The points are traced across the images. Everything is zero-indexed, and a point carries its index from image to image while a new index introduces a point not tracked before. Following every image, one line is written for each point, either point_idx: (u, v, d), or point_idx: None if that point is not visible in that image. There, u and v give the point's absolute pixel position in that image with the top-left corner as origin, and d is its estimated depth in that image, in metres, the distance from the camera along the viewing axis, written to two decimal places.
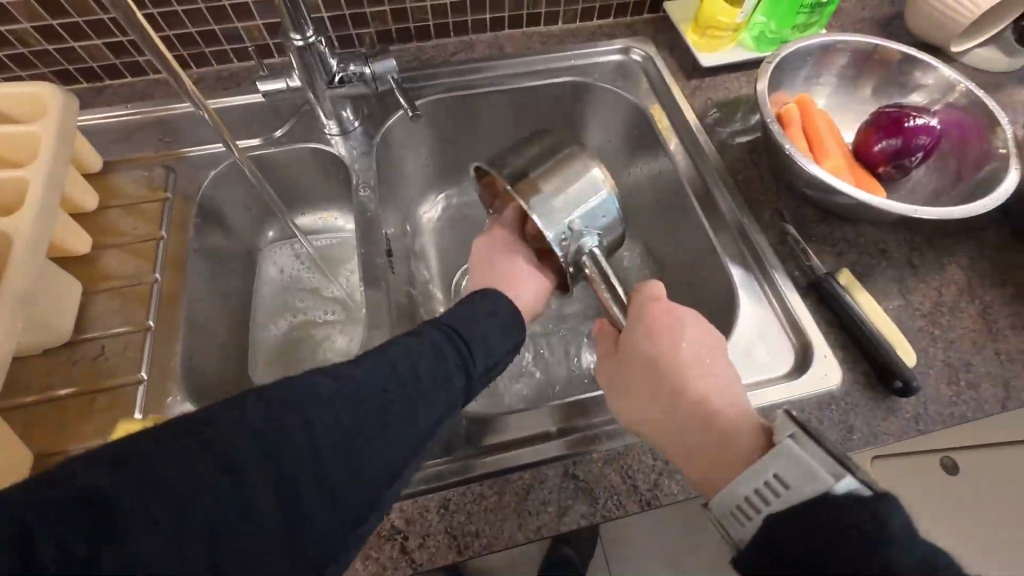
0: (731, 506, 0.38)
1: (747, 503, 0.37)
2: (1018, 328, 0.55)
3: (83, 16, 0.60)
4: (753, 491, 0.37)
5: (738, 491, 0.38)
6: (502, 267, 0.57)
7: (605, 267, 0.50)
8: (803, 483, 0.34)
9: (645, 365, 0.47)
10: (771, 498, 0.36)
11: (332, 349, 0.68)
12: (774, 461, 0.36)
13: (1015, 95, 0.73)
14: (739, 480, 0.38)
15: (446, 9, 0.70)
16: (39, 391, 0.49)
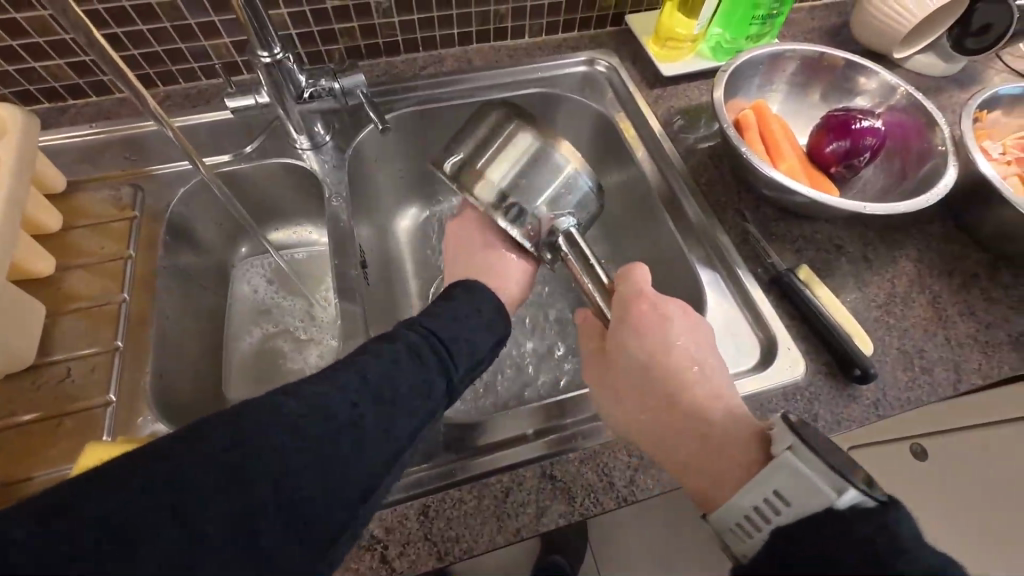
0: (734, 520, 0.39)
1: (749, 520, 0.38)
2: (965, 315, 0.58)
3: (44, 37, 0.59)
4: (755, 506, 0.38)
5: (740, 506, 0.39)
6: (487, 261, 0.57)
7: (582, 246, 0.50)
8: (805, 496, 0.35)
9: (640, 351, 0.46)
10: (771, 512, 0.37)
11: (310, 363, 0.68)
12: (775, 478, 0.37)
13: (953, 97, 0.78)
14: (740, 493, 0.39)
15: (414, 25, 0.72)
16: (1, 418, 0.48)
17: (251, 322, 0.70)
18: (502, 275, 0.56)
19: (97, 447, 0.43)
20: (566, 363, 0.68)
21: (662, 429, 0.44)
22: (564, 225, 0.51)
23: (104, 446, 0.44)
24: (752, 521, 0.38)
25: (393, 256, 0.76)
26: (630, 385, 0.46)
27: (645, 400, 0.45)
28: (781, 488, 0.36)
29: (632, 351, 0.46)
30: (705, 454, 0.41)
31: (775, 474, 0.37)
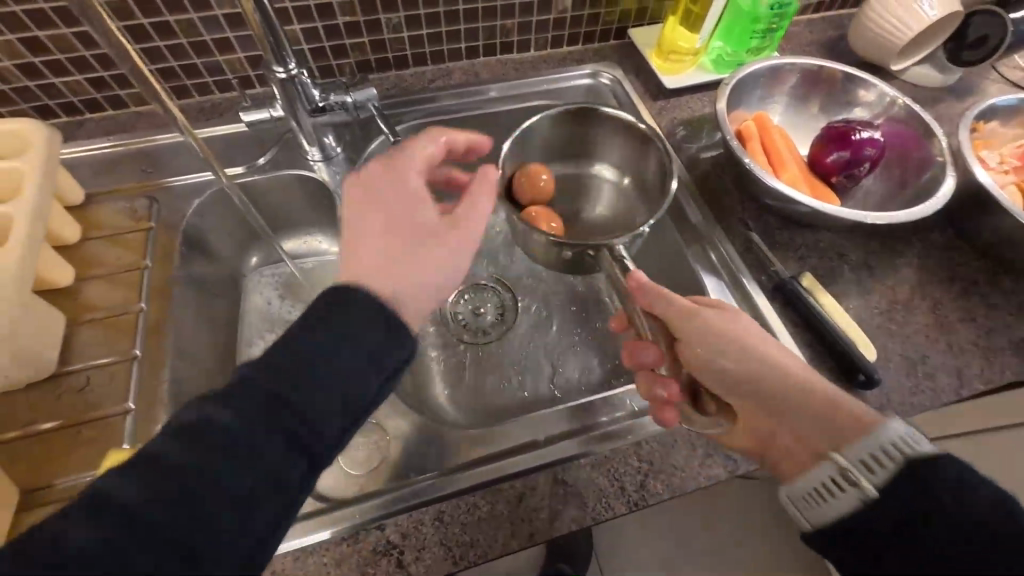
0: (827, 475, 0.38)
1: (835, 480, 0.38)
2: (966, 321, 0.59)
3: (65, 53, 0.61)
4: (862, 461, 0.37)
5: (843, 459, 0.37)
6: (400, 253, 0.40)
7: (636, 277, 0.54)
8: (912, 456, 0.35)
9: (733, 318, 0.47)
10: (885, 472, 0.36)
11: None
12: (878, 438, 0.37)
13: (949, 108, 0.80)
14: (846, 449, 0.38)
15: (423, 40, 0.74)
16: (23, 426, 0.49)
17: (262, 330, 0.71)
18: (429, 253, 0.41)
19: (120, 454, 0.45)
20: (574, 370, 0.69)
21: (760, 397, 0.44)
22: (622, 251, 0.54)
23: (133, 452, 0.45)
24: (853, 478, 0.37)
25: None
26: (717, 355, 0.45)
27: (733, 368, 0.45)
28: (898, 442, 0.36)
29: (724, 317, 0.47)
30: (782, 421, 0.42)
31: (888, 429, 0.37)
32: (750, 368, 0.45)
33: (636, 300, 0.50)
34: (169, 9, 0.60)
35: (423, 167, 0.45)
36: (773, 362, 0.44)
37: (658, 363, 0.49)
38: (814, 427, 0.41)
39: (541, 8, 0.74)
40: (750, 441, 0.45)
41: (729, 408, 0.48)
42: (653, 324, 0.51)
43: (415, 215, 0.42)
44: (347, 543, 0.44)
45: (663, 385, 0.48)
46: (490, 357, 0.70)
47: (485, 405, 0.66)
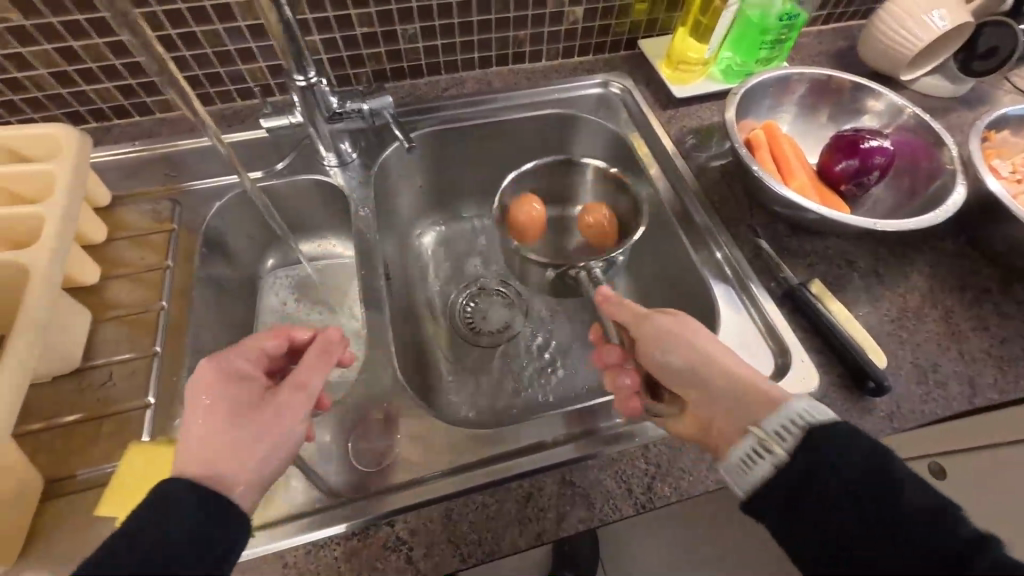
0: (748, 447, 0.39)
1: (750, 453, 0.38)
2: (979, 330, 0.59)
3: (97, 62, 0.64)
4: (774, 431, 0.38)
5: (759, 430, 0.38)
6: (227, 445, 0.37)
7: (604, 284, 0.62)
8: (813, 422, 0.37)
9: (681, 316, 0.48)
10: (792, 439, 0.37)
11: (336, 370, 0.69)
12: (785, 409, 0.39)
13: (960, 118, 0.80)
14: (761, 422, 0.39)
15: (437, 50, 0.76)
16: (46, 419, 0.50)
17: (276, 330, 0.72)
18: (255, 426, 0.39)
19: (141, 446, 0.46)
20: (582, 374, 0.69)
21: (698, 384, 0.43)
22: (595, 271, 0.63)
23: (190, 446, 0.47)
24: (768, 446, 0.38)
25: (414, 271, 0.79)
26: (660, 349, 0.46)
27: (675, 358, 0.45)
28: (799, 416, 0.38)
29: (669, 315, 0.48)
30: (723, 414, 0.42)
31: (791, 403, 0.39)
32: (691, 356, 0.44)
33: (604, 310, 0.52)
34: (195, 20, 0.62)
35: (257, 353, 0.46)
36: (706, 350, 0.44)
37: (624, 361, 0.50)
38: (736, 409, 0.41)
39: (553, 20, 0.76)
40: (691, 428, 0.44)
41: (682, 400, 0.47)
42: (621, 333, 0.53)
43: (241, 395, 0.41)
44: (357, 538, 0.45)
45: (625, 375, 0.49)
46: (500, 361, 0.71)
47: (493, 407, 0.67)
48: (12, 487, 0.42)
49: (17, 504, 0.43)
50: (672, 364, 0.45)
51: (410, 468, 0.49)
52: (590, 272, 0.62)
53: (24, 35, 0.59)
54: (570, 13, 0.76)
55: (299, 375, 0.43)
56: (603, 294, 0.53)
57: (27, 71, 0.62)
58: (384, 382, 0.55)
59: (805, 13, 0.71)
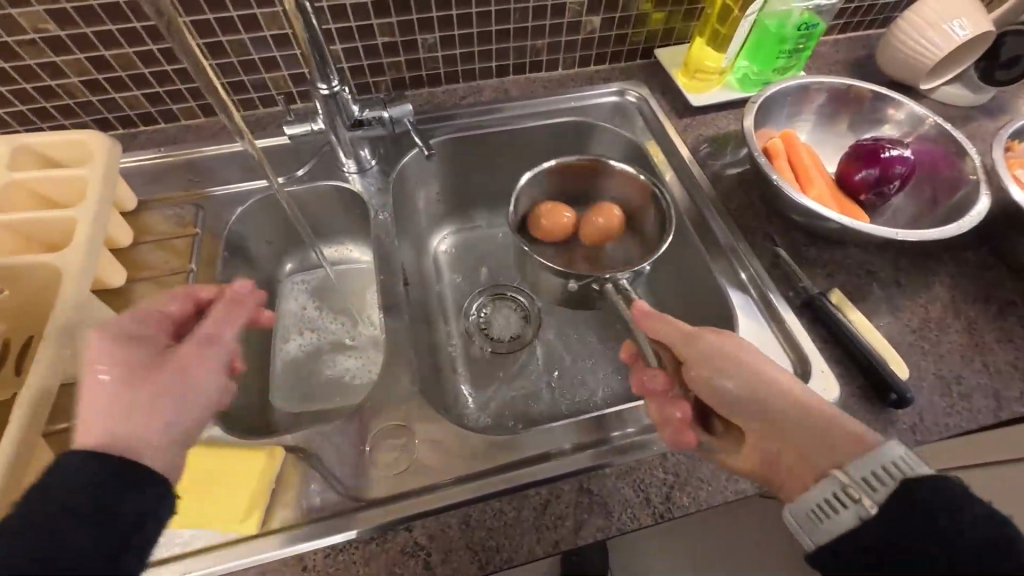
0: (827, 494, 0.37)
1: (829, 501, 0.37)
2: (1004, 343, 0.58)
3: (126, 71, 0.65)
4: (862, 478, 0.37)
5: (844, 476, 0.37)
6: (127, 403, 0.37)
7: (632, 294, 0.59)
8: (908, 475, 0.36)
9: (740, 344, 0.46)
10: (884, 490, 0.36)
11: (351, 375, 0.69)
12: (873, 458, 0.37)
13: (982, 127, 0.79)
14: (848, 467, 0.38)
15: (456, 59, 0.77)
16: (73, 418, 0.51)
17: (292, 333, 0.73)
18: (154, 386, 0.39)
19: (200, 446, 0.48)
20: (597, 380, 0.69)
21: (764, 417, 0.43)
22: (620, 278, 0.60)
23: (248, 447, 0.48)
24: (853, 493, 0.37)
25: (429, 277, 0.79)
26: (718, 374, 0.44)
27: (736, 388, 0.44)
28: (894, 463, 0.36)
29: (725, 341, 0.46)
30: (792, 453, 0.41)
31: (885, 449, 0.37)
32: (754, 388, 0.43)
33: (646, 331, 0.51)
34: (222, 30, 0.64)
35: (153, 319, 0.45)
36: (773, 383, 0.43)
37: (668, 390, 0.48)
38: (810, 446, 0.40)
39: (570, 29, 0.77)
40: (754, 465, 0.43)
41: (740, 433, 0.46)
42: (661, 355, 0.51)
43: (137, 356, 0.41)
44: (376, 543, 0.45)
45: (674, 405, 0.47)
46: (515, 367, 0.71)
47: (508, 413, 0.67)
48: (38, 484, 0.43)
49: None
50: (733, 394, 0.44)
51: (428, 473, 0.49)
52: (618, 285, 0.59)
53: (58, 45, 0.61)
54: (587, 23, 0.76)
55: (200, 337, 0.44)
56: (642, 310, 0.51)
57: (60, 79, 0.64)
58: (401, 387, 0.55)
59: (824, 23, 0.71)
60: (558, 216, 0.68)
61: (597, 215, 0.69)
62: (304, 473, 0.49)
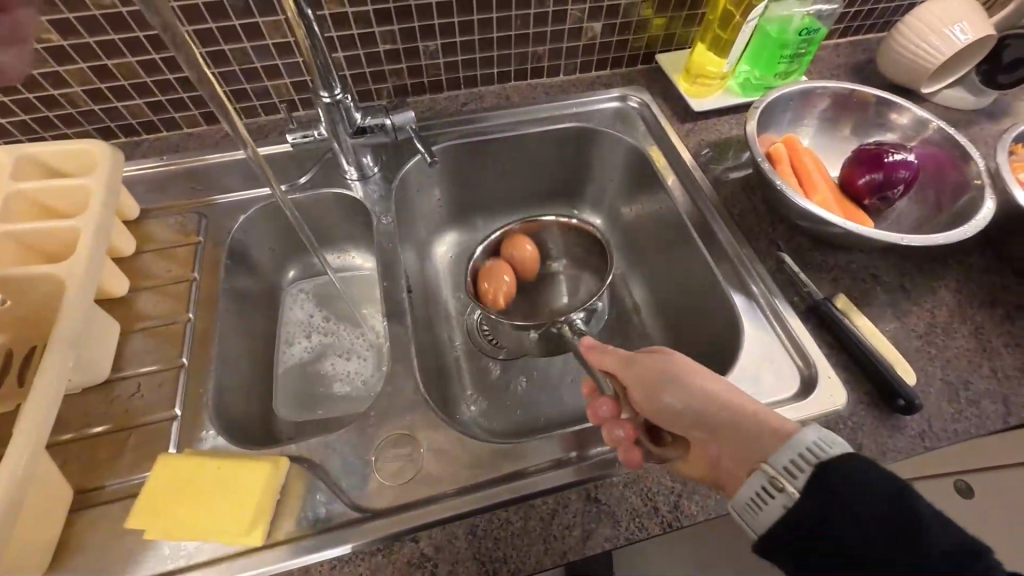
0: (757, 485, 0.36)
1: (758, 495, 0.36)
2: (1010, 347, 0.57)
3: (128, 80, 0.65)
4: (784, 466, 0.36)
5: (770, 466, 0.36)
6: None
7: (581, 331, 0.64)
8: (827, 454, 0.35)
9: (680, 359, 0.47)
10: (804, 474, 0.35)
11: (351, 383, 0.69)
12: (792, 445, 0.36)
13: (983, 130, 0.79)
14: (771, 457, 0.37)
15: (458, 65, 0.77)
16: (77, 429, 0.51)
17: (295, 339, 0.73)
18: None
19: (170, 458, 0.46)
20: None
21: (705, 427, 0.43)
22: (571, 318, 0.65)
23: (250, 458, 0.47)
24: (779, 483, 0.35)
25: (432, 284, 0.79)
26: (659, 393, 0.45)
27: (675, 402, 0.45)
28: (815, 448, 0.36)
29: (665, 360, 0.47)
30: (733, 454, 0.41)
31: (804, 434, 0.37)
32: (693, 400, 0.44)
33: (592, 360, 0.53)
34: (225, 39, 0.64)
35: None
36: (707, 391, 0.44)
37: (618, 415, 0.48)
38: (746, 447, 0.40)
39: (571, 35, 0.77)
40: (704, 472, 0.44)
41: (687, 443, 0.46)
42: (613, 383, 0.52)
43: None
44: (383, 554, 0.45)
45: (620, 427, 0.47)
46: (519, 373, 0.71)
47: (514, 420, 0.67)
48: (43, 496, 0.43)
49: (47, 512, 0.44)
50: (673, 408, 0.45)
51: (434, 482, 0.49)
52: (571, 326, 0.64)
53: (61, 55, 0.61)
54: (588, 29, 0.77)
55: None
56: (588, 344, 0.55)
57: (62, 88, 0.64)
58: (406, 394, 0.55)
59: (824, 28, 0.71)
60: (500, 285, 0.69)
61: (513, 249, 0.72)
62: (307, 483, 0.48)
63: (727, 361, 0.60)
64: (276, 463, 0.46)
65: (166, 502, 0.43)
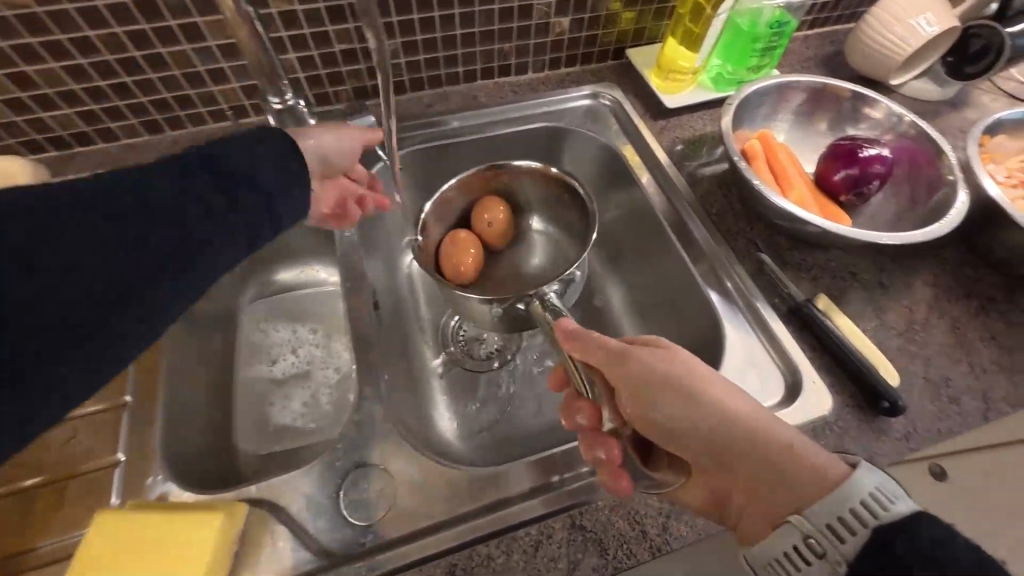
0: (790, 544, 0.34)
1: (790, 556, 0.34)
2: (986, 340, 0.57)
3: (53, 88, 0.59)
4: (826, 525, 0.33)
5: (805, 523, 0.34)
6: None
7: (560, 307, 0.55)
8: (887, 513, 0.32)
9: (677, 356, 0.42)
10: (851, 538, 0.32)
11: (302, 418, 0.64)
12: (843, 496, 0.34)
13: (950, 120, 0.79)
14: (809, 511, 0.35)
15: (420, 65, 0.73)
16: (6, 484, 0.46)
17: (264, 360, 0.68)
18: None
19: (111, 515, 0.41)
20: None
21: (712, 453, 0.40)
22: (546, 290, 0.56)
23: (203, 507, 0.43)
24: (819, 548, 0.33)
25: (403, 294, 0.75)
26: (656, 401, 0.41)
27: (670, 410, 0.40)
28: (870, 501, 0.33)
29: (659, 356, 0.42)
30: (745, 488, 0.38)
31: (857, 483, 0.34)
32: (699, 418, 0.40)
33: (569, 349, 0.47)
34: (161, 41, 0.59)
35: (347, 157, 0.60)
36: (718, 406, 0.40)
37: (597, 425, 0.46)
38: (758, 479, 0.38)
39: (538, 31, 0.74)
40: (706, 503, 0.42)
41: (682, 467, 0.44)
42: (594, 381, 0.46)
43: None
44: None
45: (603, 445, 0.44)
46: (498, 384, 0.68)
47: (492, 437, 0.64)
48: None
49: None
50: (672, 421, 0.40)
51: (410, 518, 0.46)
52: (546, 298, 0.55)
53: None
54: (556, 24, 0.73)
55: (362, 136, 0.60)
56: (566, 330, 0.47)
57: None
58: (377, 421, 0.51)
59: (795, 20, 0.70)
60: (466, 251, 0.63)
61: (482, 214, 0.66)
62: (269, 529, 0.44)
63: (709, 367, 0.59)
64: (230, 512, 0.42)
65: (103, 567, 0.39)
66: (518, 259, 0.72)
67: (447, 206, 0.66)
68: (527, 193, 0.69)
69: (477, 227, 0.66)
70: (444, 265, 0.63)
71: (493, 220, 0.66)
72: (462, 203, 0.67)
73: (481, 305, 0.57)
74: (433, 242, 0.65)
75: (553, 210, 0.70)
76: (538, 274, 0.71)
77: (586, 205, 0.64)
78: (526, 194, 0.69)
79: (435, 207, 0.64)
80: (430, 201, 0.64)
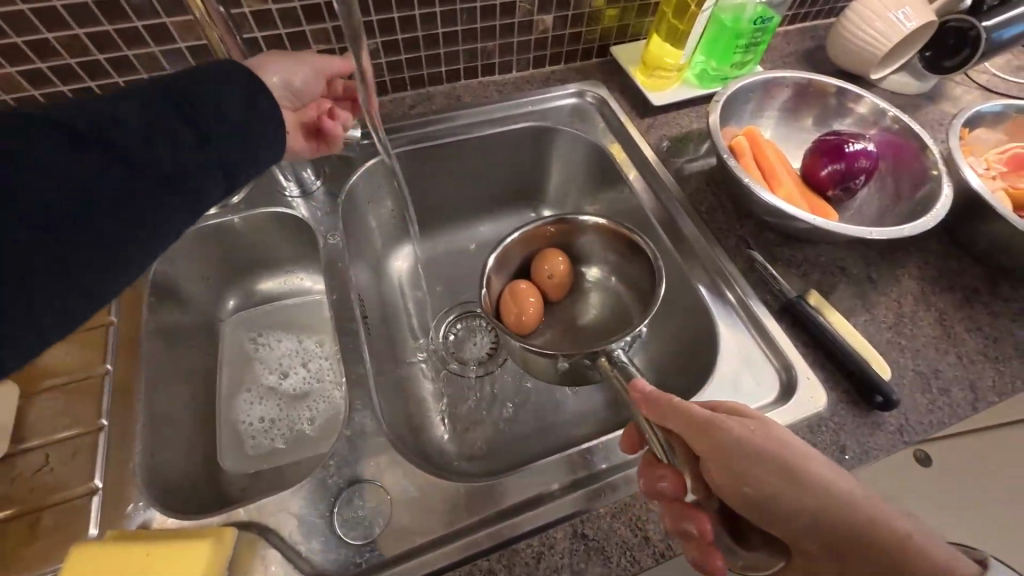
0: None
1: None
2: (972, 331, 0.58)
3: (12, 94, 0.56)
4: None
5: None
6: None
7: (629, 368, 0.50)
8: None
9: (770, 430, 0.39)
10: None
11: (261, 434, 0.62)
12: None
13: (928, 114, 0.81)
14: None
15: (401, 65, 0.71)
16: None
17: (248, 381, 0.65)
18: None
19: (84, 548, 0.39)
20: (579, 397, 0.66)
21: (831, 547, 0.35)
22: (614, 347, 0.51)
23: (187, 534, 0.41)
24: None
25: (390, 300, 0.74)
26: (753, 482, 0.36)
27: (770, 489, 0.36)
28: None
29: (753, 430, 0.38)
30: None
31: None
32: (810, 504, 0.36)
33: (646, 414, 0.42)
34: (127, 43, 0.56)
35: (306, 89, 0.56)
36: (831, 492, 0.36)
37: (681, 494, 0.40)
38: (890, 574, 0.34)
39: (521, 29, 0.72)
40: None
41: None
42: (673, 445, 0.42)
43: None
44: None
45: (691, 518, 0.38)
46: (493, 391, 0.67)
47: (488, 446, 0.62)
48: None
49: None
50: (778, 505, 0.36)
51: (408, 535, 0.44)
52: (612, 357, 0.51)
53: None
54: (539, 22, 0.72)
55: (321, 72, 0.56)
56: (643, 394, 0.43)
57: None
58: (369, 434, 0.50)
59: (778, 16, 0.70)
60: (526, 302, 0.61)
61: (542, 265, 0.64)
62: (259, 553, 0.42)
63: (705, 367, 0.59)
64: (218, 537, 0.40)
65: None
66: (575, 308, 0.69)
67: (508, 257, 0.65)
68: (586, 245, 0.67)
69: (539, 281, 0.64)
70: (501, 315, 0.62)
71: (552, 272, 0.64)
72: (522, 256, 0.66)
73: (542, 359, 0.55)
74: (494, 292, 0.64)
75: (611, 261, 0.67)
76: (596, 323, 0.68)
77: (652, 262, 0.60)
78: (583, 245, 0.68)
79: (497, 258, 0.63)
80: (492, 252, 0.63)
